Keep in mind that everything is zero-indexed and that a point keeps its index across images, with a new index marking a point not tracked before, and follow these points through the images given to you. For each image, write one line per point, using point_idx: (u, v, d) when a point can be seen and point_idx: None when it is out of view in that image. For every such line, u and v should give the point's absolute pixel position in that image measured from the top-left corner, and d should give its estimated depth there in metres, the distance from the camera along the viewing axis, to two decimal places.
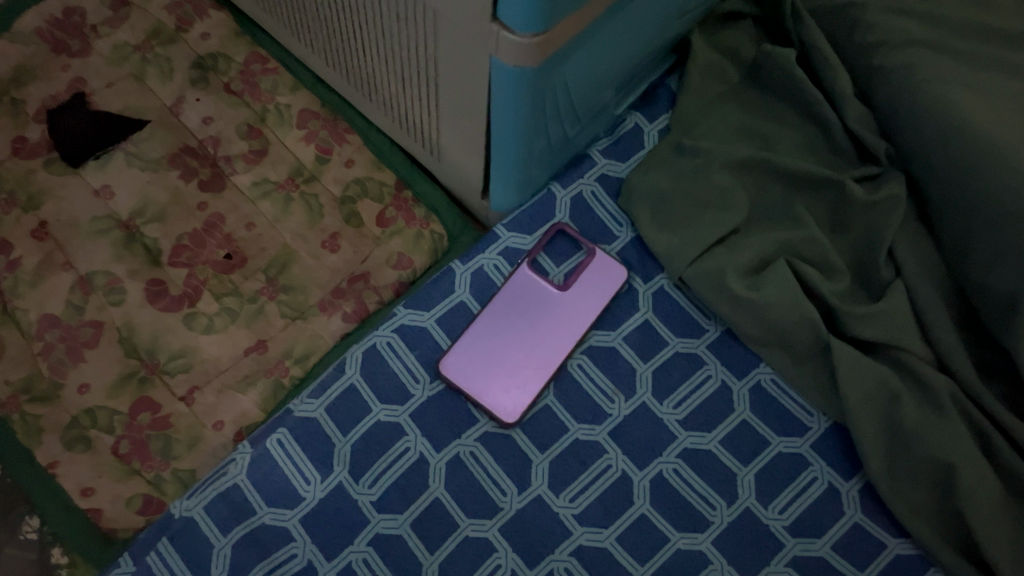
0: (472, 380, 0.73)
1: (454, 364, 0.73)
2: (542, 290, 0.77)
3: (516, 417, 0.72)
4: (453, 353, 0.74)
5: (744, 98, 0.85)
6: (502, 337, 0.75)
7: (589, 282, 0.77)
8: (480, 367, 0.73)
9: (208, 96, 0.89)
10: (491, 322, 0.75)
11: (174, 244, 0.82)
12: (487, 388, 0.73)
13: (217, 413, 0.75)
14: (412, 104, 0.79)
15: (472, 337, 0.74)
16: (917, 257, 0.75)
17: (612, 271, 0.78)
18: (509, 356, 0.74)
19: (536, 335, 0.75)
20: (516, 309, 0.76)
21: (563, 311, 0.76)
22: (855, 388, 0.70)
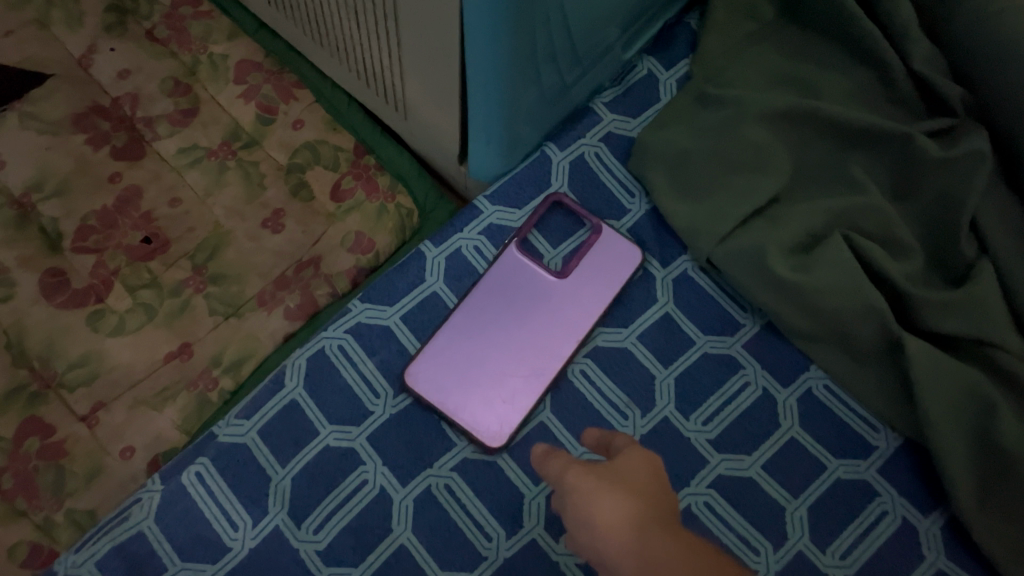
0: (447, 394, 0.57)
1: (423, 373, 0.58)
2: (535, 277, 0.61)
3: (502, 441, 0.56)
4: (422, 358, 0.58)
5: (781, 39, 0.69)
6: (485, 338, 0.59)
7: (593, 268, 0.62)
8: (456, 377, 0.58)
9: (126, 45, 0.73)
10: (470, 319, 0.60)
11: (79, 225, 0.66)
12: (465, 403, 0.57)
13: (127, 437, 0.59)
14: (368, 48, 0.63)
15: (446, 339, 0.59)
16: (1009, 229, 0.59)
17: (623, 252, 0.62)
18: (493, 361, 0.59)
19: (527, 335, 0.60)
20: (503, 302, 0.60)
21: (561, 303, 0.61)
22: (937, 399, 0.55)
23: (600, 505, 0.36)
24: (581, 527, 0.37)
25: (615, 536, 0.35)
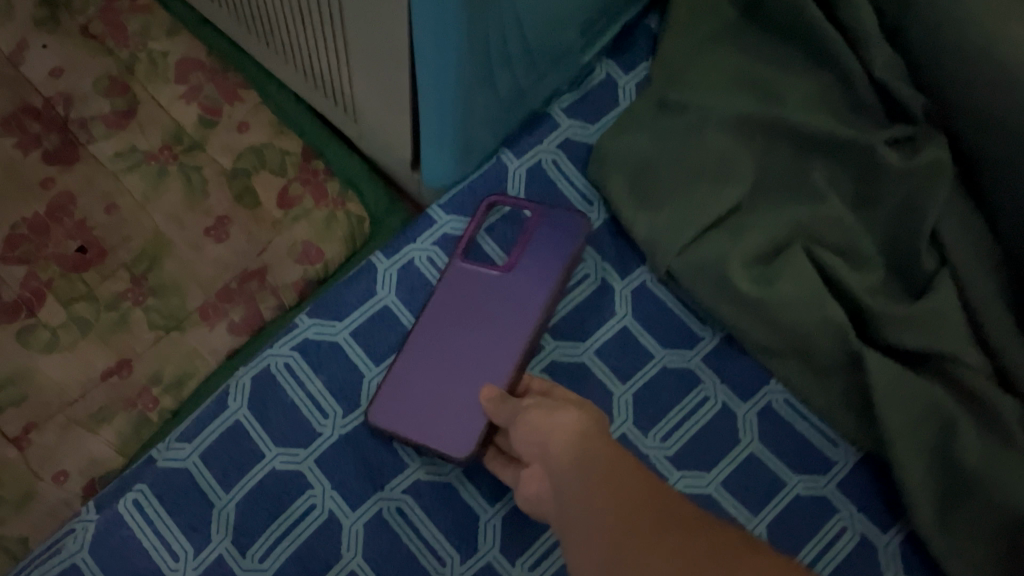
0: (412, 423, 0.54)
1: (383, 407, 0.54)
2: (481, 276, 0.58)
3: (470, 446, 0.52)
4: (381, 394, 0.54)
5: (742, 41, 0.68)
6: (442, 353, 0.56)
7: (537, 252, 0.58)
8: (419, 401, 0.54)
9: (58, 41, 0.69)
10: (424, 338, 0.56)
11: (7, 233, 0.62)
12: (431, 425, 0.53)
13: (59, 460, 0.56)
14: (315, 49, 0.60)
15: (403, 367, 0.55)
16: (969, 242, 0.59)
17: (563, 229, 0.58)
18: (453, 374, 0.55)
19: (483, 337, 0.56)
20: (449, 314, 0.57)
21: (511, 296, 0.57)
22: (897, 415, 0.54)
23: (554, 416, 0.43)
24: (529, 428, 0.44)
25: (562, 437, 0.41)
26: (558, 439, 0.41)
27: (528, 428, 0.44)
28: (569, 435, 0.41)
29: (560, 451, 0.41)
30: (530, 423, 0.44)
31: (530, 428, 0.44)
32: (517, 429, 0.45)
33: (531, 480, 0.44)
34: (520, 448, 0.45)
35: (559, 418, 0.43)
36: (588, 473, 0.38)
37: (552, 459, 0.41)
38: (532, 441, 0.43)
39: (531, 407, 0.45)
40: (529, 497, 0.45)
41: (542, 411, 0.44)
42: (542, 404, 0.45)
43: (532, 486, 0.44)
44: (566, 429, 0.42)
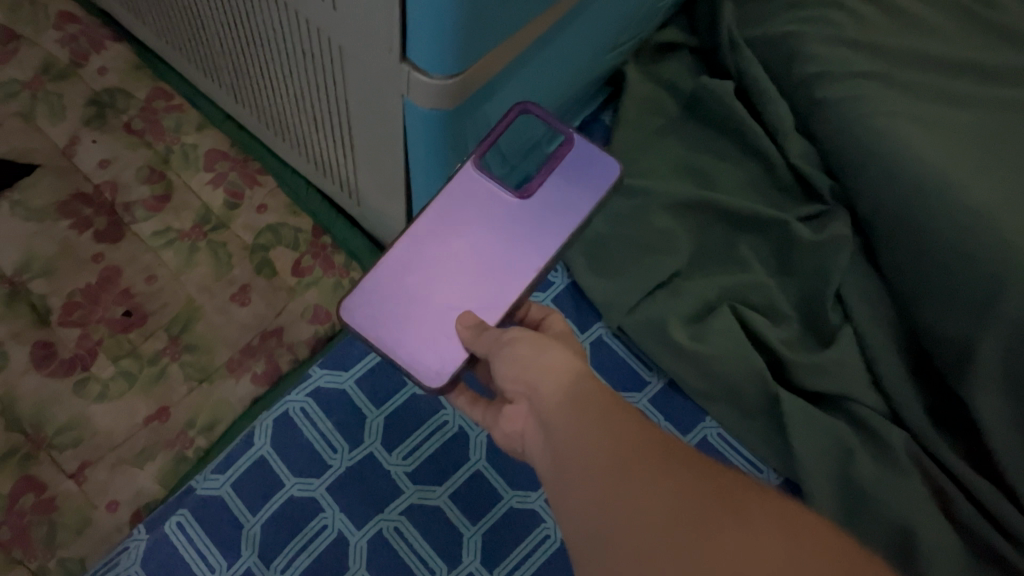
0: (385, 332, 0.54)
1: (361, 303, 0.54)
2: (495, 195, 0.56)
3: (441, 381, 0.52)
4: (362, 288, 0.54)
5: (683, 133, 0.81)
6: (433, 268, 0.55)
7: (563, 188, 0.56)
8: (398, 313, 0.54)
9: (105, 137, 0.81)
10: (420, 242, 0.55)
11: (64, 301, 0.74)
12: (404, 341, 0.53)
13: (111, 493, 0.67)
14: (325, 146, 0.72)
15: (389, 268, 0.55)
16: (867, 302, 0.71)
17: (593, 171, 0.56)
18: (439, 295, 0.54)
19: (482, 262, 0.55)
20: (452, 227, 0.56)
21: (523, 227, 0.55)
22: (807, 445, 0.65)
23: (545, 357, 0.41)
24: (514, 363, 0.42)
25: (556, 379, 0.40)
26: (551, 379, 0.40)
27: (516, 360, 0.42)
28: (563, 376, 0.40)
29: (554, 393, 0.39)
30: (517, 358, 0.42)
31: (516, 360, 0.42)
32: (501, 364, 0.44)
33: (514, 416, 0.44)
34: (502, 382, 0.44)
35: (551, 359, 0.41)
36: (585, 422, 0.36)
37: (544, 399, 0.40)
38: (515, 374, 0.42)
39: (516, 341, 0.44)
40: (510, 429, 0.45)
41: (530, 344, 0.43)
42: (532, 338, 0.43)
43: (516, 423, 0.44)
44: (559, 370, 0.40)
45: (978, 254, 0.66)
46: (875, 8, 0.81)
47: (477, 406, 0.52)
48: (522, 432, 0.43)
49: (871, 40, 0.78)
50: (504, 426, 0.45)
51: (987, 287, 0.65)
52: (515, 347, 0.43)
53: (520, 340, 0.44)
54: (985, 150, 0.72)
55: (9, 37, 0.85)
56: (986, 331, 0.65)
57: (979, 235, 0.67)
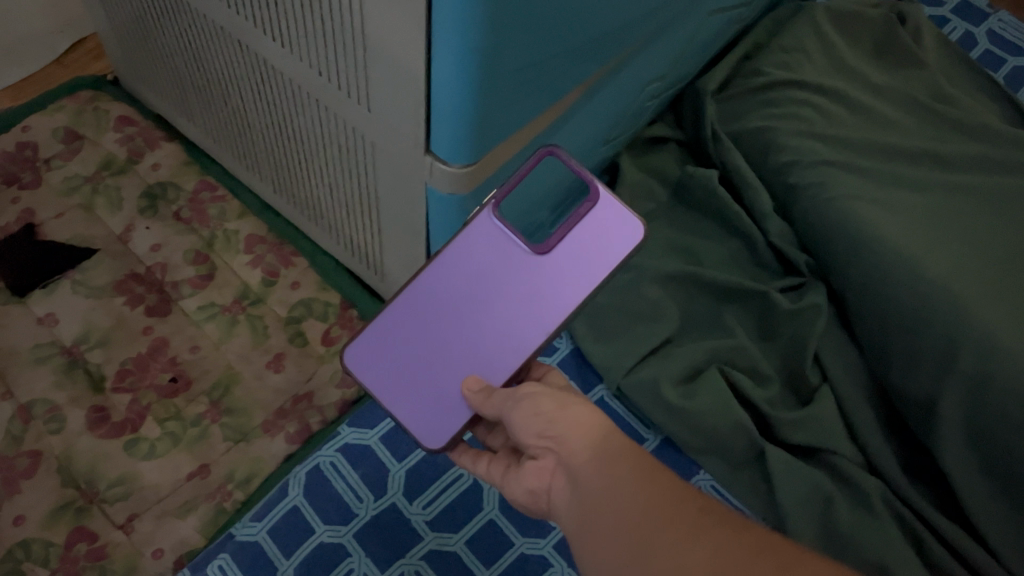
0: (388, 380, 0.58)
1: (364, 352, 0.58)
2: (510, 249, 0.56)
3: (438, 444, 0.56)
4: (365, 338, 0.58)
5: (673, 217, 0.90)
6: (441, 319, 0.57)
7: (582, 248, 0.54)
8: (401, 363, 0.57)
9: (157, 224, 0.91)
10: (430, 291, 0.57)
11: (117, 369, 0.82)
12: (405, 393, 0.57)
13: (156, 541, 0.73)
14: (354, 228, 0.82)
15: (393, 318, 0.57)
16: (841, 363, 0.80)
17: (614, 232, 0.54)
18: (443, 350, 0.57)
19: (491, 318, 0.56)
20: (466, 276, 0.57)
21: (538, 286, 0.55)
22: (790, 492, 0.72)
23: (568, 412, 0.46)
24: (539, 418, 0.46)
25: (580, 433, 0.44)
26: (576, 434, 0.45)
27: (538, 415, 0.46)
28: (587, 430, 0.44)
29: (581, 448, 0.44)
30: (541, 411, 0.46)
31: (538, 415, 0.47)
32: (517, 420, 0.48)
33: (539, 473, 0.47)
34: (523, 440, 0.48)
35: (575, 414, 0.46)
36: (613, 479, 0.40)
37: (570, 453, 0.44)
38: (537, 430, 0.46)
39: (534, 396, 0.48)
40: (532, 486, 0.48)
41: (548, 401, 0.47)
42: (551, 393, 0.48)
43: (539, 480, 0.47)
44: (585, 426, 0.45)
45: (936, 317, 0.74)
46: (839, 106, 0.92)
47: (481, 462, 0.56)
48: (548, 487, 0.47)
49: (836, 133, 0.88)
50: (526, 483, 0.48)
51: (945, 345, 0.73)
52: (535, 401, 0.47)
53: (540, 395, 0.48)
54: (939, 228, 0.81)
55: (74, 137, 0.96)
56: (947, 385, 0.72)
57: (937, 300, 0.74)
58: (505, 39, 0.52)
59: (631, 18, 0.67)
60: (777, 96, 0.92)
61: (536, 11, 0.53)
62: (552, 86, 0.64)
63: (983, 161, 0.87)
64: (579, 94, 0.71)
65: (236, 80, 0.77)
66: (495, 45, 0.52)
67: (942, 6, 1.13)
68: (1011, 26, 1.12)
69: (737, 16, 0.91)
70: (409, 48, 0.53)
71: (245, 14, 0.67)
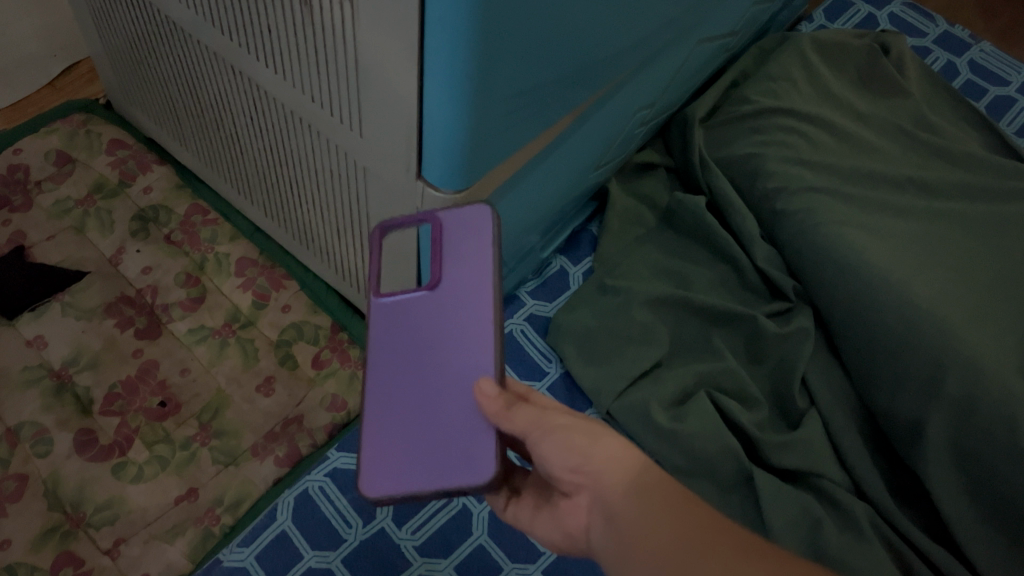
0: (412, 477, 0.48)
1: (373, 477, 0.49)
2: (417, 304, 0.53)
3: (490, 466, 0.46)
4: (366, 464, 0.49)
5: (661, 241, 0.91)
6: (413, 392, 0.51)
7: (459, 257, 0.54)
8: (410, 453, 0.49)
9: (148, 247, 0.92)
10: (385, 386, 0.51)
11: (106, 392, 0.82)
12: (433, 467, 0.47)
13: (143, 565, 0.73)
14: (345, 252, 0.82)
15: (375, 428, 0.50)
16: (829, 387, 0.80)
17: (472, 219, 0.54)
18: (432, 407, 0.50)
19: (442, 360, 0.51)
20: (399, 354, 0.52)
21: (457, 302, 0.52)
22: (779, 516, 0.71)
23: (600, 446, 0.46)
24: (572, 452, 0.46)
25: (617, 468, 0.45)
26: (612, 470, 0.45)
27: (572, 449, 0.46)
28: (622, 466, 0.45)
29: (617, 484, 0.45)
30: (574, 447, 0.46)
31: (572, 450, 0.46)
32: (547, 453, 0.47)
33: (575, 508, 0.48)
34: (554, 473, 0.48)
35: (607, 447, 0.46)
36: (645, 510, 0.43)
37: (607, 489, 0.45)
38: (570, 465, 0.46)
39: (567, 431, 0.46)
40: (570, 524, 0.49)
41: (580, 433, 0.46)
42: (579, 427, 0.47)
43: (578, 516, 0.48)
44: (620, 461, 0.45)
45: (922, 341, 0.75)
46: (825, 134, 0.94)
47: (505, 506, 0.55)
48: (586, 524, 0.48)
49: (823, 161, 0.89)
50: (566, 521, 0.49)
51: (932, 369, 0.74)
52: (566, 435, 0.46)
53: (569, 428, 0.47)
54: (923, 254, 0.82)
55: (65, 160, 0.96)
56: (933, 411, 0.73)
57: (922, 325, 0.75)
58: (497, 63, 0.53)
59: (621, 46, 0.69)
60: (764, 124, 0.93)
61: (528, 36, 0.54)
62: (543, 112, 0.65)
63: (966, 188, 0.89)
64: (570, 121, 0.72)
65: (228, 105, 0.78)
66: (487, 69, 0.52)
67: (925, 37, 1.15)
68: (994, 56, 1.14)
69: (724, 45, 0.93)
70: (403, 75, 0.54)
71: (240, 41, 0.67)
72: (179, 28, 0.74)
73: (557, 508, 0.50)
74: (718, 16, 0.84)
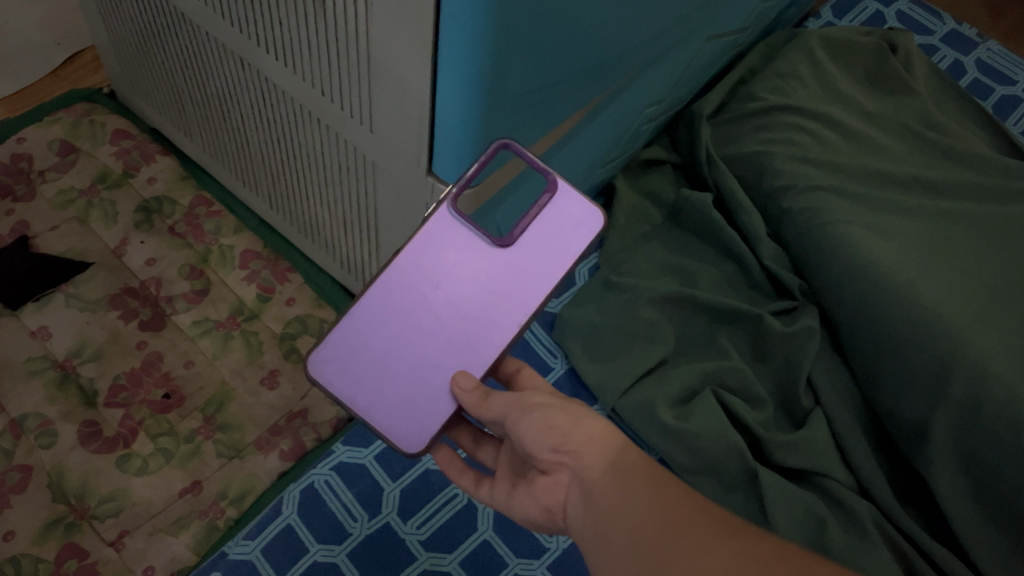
0: (359, 384, 0.55)
1: (331, 352, 0.55)
2: (463, 252, 0.54)
3: (416, 446, 0.53)
4: (332, 337, 0.54)
5: (666, 238, 0.91)
6: (413, 321, 0.55)
7: (545, 236, 0.53)
8: (371, 365, 0.55)
9: (152, 239, 0.91)
10: (384, 301, 0.55)
11: (110, 384, 0.82)
12: (380, 399, 0.54)
13: (148, 558, 0.73)
14: (352, 247, 0.82)
15: (360, 318, 0.55)
16: (833, 386, 0.80)
17: (580, 213, 0.53)
18: (413, 353, 0.54)
19: (454, 318, 0.54)
20: (425, 273, 0.55)
21: (507, 275, 0.54)
22: (784, 514, 0.72)
23: (582, 424, 0.47)
24: (551, 431, 0.47)
25: (596, 448, 0.45)
26: (592, 448, 0.45)
27: (552, 428, 0.47)
28: (603, 446, 0.45)
29: (597, 462, 0.45)
30: (554, 425, 0.47)
31: (552, 428, 0.47)
32: (527, 431, 0.48)
33: (552, 487, 0.48)
34: (533, 453, 0.48)
35: (587, 426, 0.47)
36: (622, 486, 0.42)
37: (587, 466, 0.45)
38: (551, 444, 0.47)
39: (547, 409, 0.48)
40: (546, 500, 0.48)
41: (562, 414, 0.47)
42: (559, 406, 0.48)
43: (553, 494, 0.48)
44: (598, 440, 0.46)
45: (927, 342, 0.75)
46: (832, 132, 0.93)
47: (483, 486, 0.55)
48: (563, 501, 0.47)
49: (830, 160, 0.89)
50: (541, 499, 0.48)
51: (937, 370, 0.74)
52: (547, 413, 0.47)
53: (550, 408, 0.48)
54: (928, 254, 0.82)
55: (69, 150, 0.96)
56: (937, 412, 0.73)
57: (928, 327, 0.75)
58: (510, 61, 0.53)
59: (632, 42, 0.68)
60: (771, 122, 0.93)
61: (543, 33, 0.54)
62: (555, 109, 0.65)
63: (971, 188, 0.89)
64: (580, 117, 0.71)
65: (235, 96, 0.77)
66: (498, 68, 0.52)
67: (932, 35, 1.15)
68: (1000, 55, 1.14)
69: (733, 42, 0.93)
70: (416, 69, 0.54)
71: (249, 33, 0.67)
72: (188, 19, 0.73)
73: (530, 487, 0.50)
74: (728, 13, 0.83)
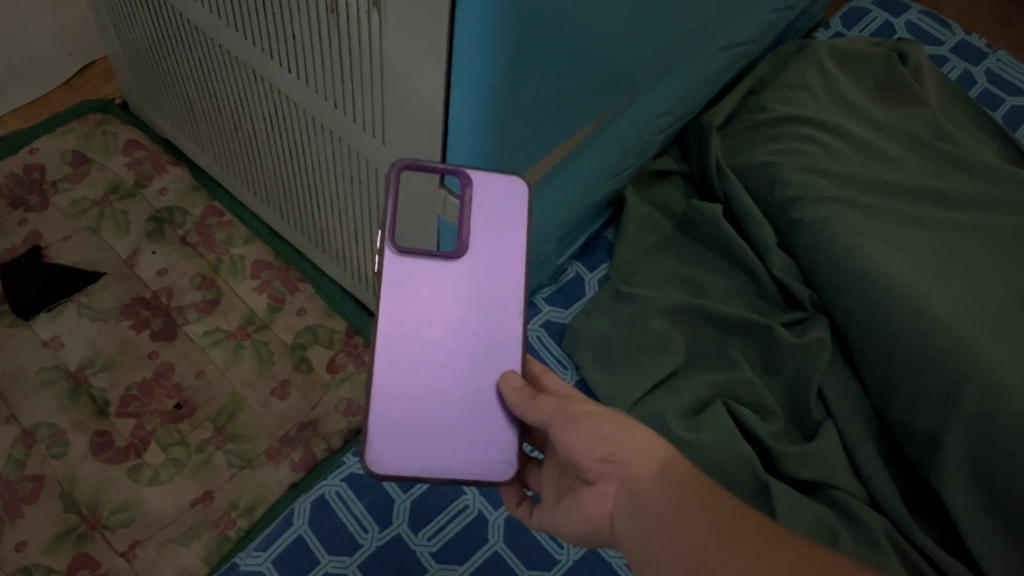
0: (423, 453, 0.50)
1: (382, 442, 0.49)
2: (443, 275, 0.54)
3: (504, 470, 0.51)
4: (375, 431, 0.49)
5: (676, 248, 0.91)
6: (425, 365, 0.52)
7: (486, 228, 0.55)
8: (422, 431, 0.51)
9: (164, 249, 0.92)
10: (396, 365, 0.51)
11: (122, 394, 0.82)
12: (444, 454, 0.51)
13: (158, 568, 0.73)
14: (363, 256, 0.82)
15: (387, 394, 0.50)
16: (845, 399, 0.80)
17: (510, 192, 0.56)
18: (440, 392, 0.52)
19: (455, 339, 0.53)
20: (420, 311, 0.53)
21: (484, 276, 0.54)
22: (795, 526, 0.71)
23: (633, 437, 0.46)
24: (601, 442, 0.46)
25: (645, 460, 0.45)
26: (642, 461, 0.45)
27: (602, 439, 0.46)
28: (653, 460, 0.45)
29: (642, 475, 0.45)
30: (604, 437, 0.46)
31: (602, 439, 0.46)
32: (574, 441, 0.47)
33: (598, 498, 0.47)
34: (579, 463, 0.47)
35: (637, 437, 0.46)
36: (668, 501, 0.43)
37: (635, 478, 0.45)
38: (600, 455, 0.46)
39: (595, 419, 0.47)
40: (593, 513, 0.48)
41: (585, 423, 0.47)
42: (609, 417, 0.47)
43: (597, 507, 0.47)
44: (646, 452, 0.46)
45: (939, 354, 0.75)
46: (842, 142, 0.93)
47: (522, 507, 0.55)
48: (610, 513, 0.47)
49: (840, 171, 0.89)
50: (587, 512, 0.48)
51: (950, 383, 0.73)
52: (597, 424, 0.47)
53: (600, 418, 0.47)
54: (940, 265, 0.82)
55: (81, 160, 0.96)
56: (950, 425, 0.72)
57: (941, 339, 0.75)
58: (524, 73, 0.53)
59: (643, 56, 0.69)
60: (781, 133, 0.93)
61: (556, 46, 0.54)
62: (567, 120, 0.65)
63: (983, 200, 0.89)
64: (590, 129, 0.72)
65: (247, 107, 0.77)
66: (512, 81, 0.52)
67: (942, 45, 1.15)
68: (1009, 65, 1.14)
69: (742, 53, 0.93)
70: (428, 83, 0.54)
71: (262, 46, 0.67)
72: (201, 32, 0.73)
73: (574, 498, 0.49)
74: (737, 25, 0.84)
